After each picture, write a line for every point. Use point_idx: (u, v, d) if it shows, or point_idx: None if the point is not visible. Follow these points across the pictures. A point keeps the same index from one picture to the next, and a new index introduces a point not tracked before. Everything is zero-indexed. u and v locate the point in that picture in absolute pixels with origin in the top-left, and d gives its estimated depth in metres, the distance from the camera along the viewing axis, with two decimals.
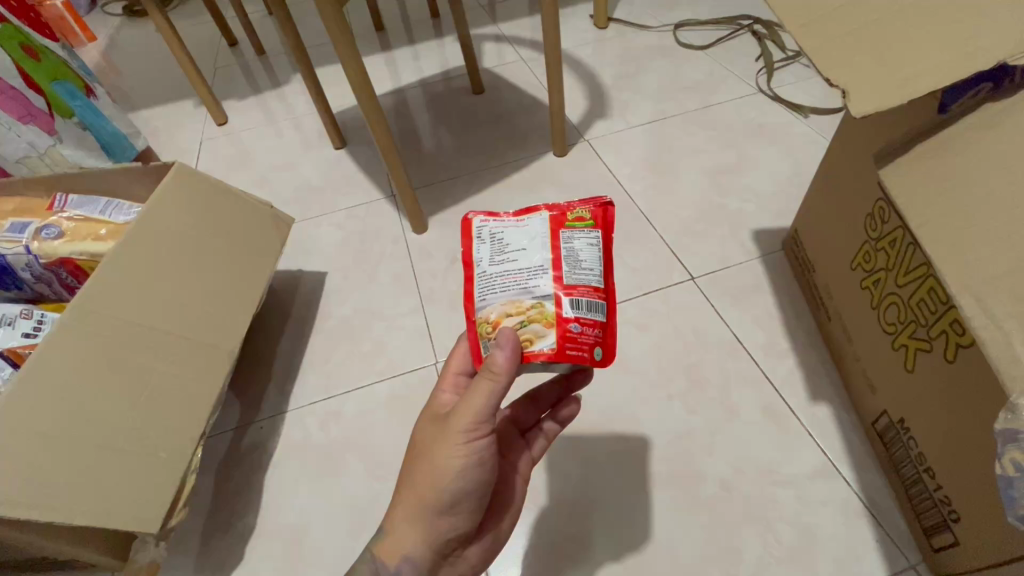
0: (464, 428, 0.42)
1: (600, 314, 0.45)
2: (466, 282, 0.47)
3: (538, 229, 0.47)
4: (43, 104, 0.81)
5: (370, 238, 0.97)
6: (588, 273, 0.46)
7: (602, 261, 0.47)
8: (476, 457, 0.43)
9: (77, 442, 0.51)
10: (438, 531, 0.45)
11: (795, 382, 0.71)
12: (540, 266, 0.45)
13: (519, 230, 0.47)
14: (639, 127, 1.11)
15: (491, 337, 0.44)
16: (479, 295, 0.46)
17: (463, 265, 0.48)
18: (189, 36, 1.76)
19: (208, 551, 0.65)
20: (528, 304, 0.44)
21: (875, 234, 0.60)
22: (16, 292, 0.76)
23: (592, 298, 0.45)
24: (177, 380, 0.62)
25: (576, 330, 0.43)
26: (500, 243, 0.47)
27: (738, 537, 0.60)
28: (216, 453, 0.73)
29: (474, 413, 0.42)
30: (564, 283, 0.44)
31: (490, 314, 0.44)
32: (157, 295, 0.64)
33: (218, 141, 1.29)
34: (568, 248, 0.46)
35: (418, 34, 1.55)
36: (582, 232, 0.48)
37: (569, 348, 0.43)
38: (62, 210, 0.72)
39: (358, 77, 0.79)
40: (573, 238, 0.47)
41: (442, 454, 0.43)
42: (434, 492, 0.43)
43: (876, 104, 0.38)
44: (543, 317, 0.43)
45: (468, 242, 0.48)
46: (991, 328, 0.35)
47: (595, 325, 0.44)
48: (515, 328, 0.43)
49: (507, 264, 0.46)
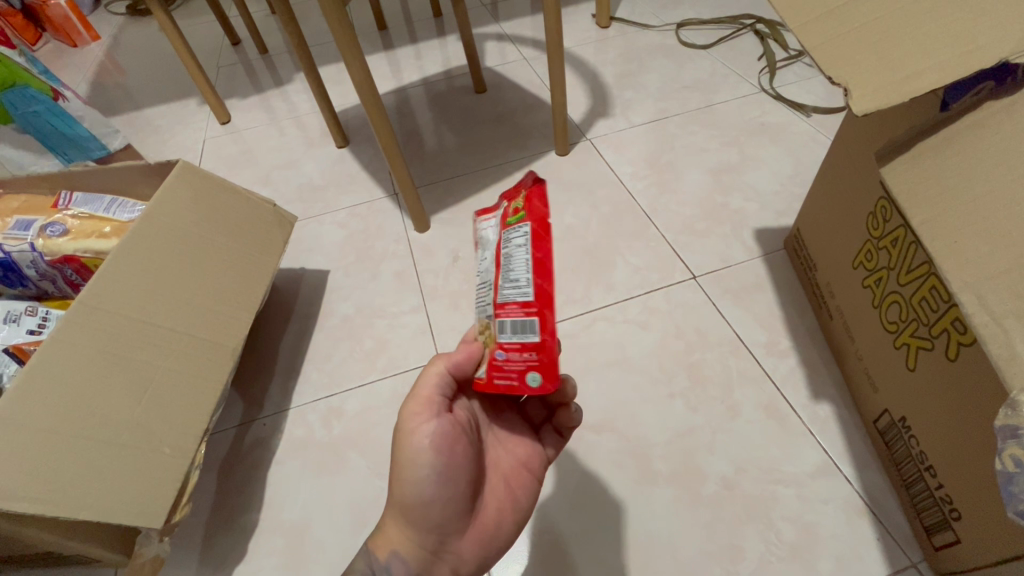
0: (411, 410, 0.46)
1: (529, 335, 0.42)
2: None
3: (494, 237, 0.50)
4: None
5: (372, 237, 0.97)
6: (515, 284, 0.44)
7: (530, 264, 0.43)
8: (429, 438, 0.44)
9: (81, 438, 0.52)
10: (415, 522, 0.45)
11: (796, 380, 0.71)
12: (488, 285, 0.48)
13: (486, 239, 0.51)
14: (641, 126, 1.11)
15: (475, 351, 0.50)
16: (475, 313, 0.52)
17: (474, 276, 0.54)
18: (192, 35, 1.76)
19: (211, 547, 0.65)
20: (485, 327, 0.48)
21: (876, 233, 0.60)
22: (21, 289, 0.76)
23: (517, 315, 0.43)
24: (180, 377, 0.62)
25: (503, 357, 0.43)
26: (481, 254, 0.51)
27: (738, 535, 0.60)
28: (219, 450, 0.74)
29: (419, 395, 0.46)
30: (496, 303, 0.45)
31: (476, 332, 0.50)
32: (153, 289, 0.63)
33: (221, 140, 1.29)
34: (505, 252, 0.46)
35: (421, 34, 1.55)
36: (516, 228, 0.46)
37: (499, 379, 0.43)
38: (66, 208, 0.73)
39: (360, 75, 0.80)
40: (510, 238, 0.46)
41: (400, 440, 0.45)
42: (397, 478, 0.45)
43: (877, 103, 0.38)
44: (488, 342, 0.46)
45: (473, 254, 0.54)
46: (993, 325, 0.35)
47: (524, 348, 0.42)
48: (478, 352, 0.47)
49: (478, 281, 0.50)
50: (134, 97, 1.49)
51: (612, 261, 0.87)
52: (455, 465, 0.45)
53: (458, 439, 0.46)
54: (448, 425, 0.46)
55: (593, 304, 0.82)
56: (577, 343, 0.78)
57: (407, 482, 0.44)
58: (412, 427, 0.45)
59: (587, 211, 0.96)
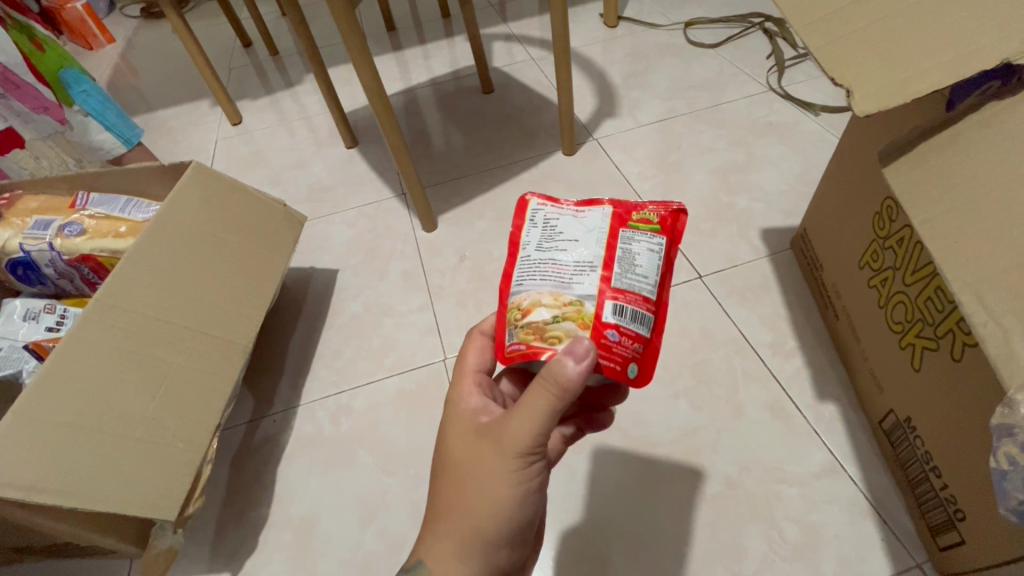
0: (524, 451, 0.39)
1: (643, 328, 0.44)
2: (509, 261, 0.47)
3: (596, 224, 0.46)
4: (52, 96, 0.93)
5: (381, 236, 0.99)
6: (640, 280, 0.44)
7: (660, 270, 0.46)
8: (533, 479, 0.41)
9: (100, 432, 0.54)
10: (494, 565, 0.42)
11: (801, 380, 0.71)
12: (589, 264, 0.44)
13: (577, 221, 0.46)
14: (648, 126, 1.11)
15: (520, 325, 0.43)
16: (518, 279, 0.45)
17: (509, 245, 0.48)
18: (205, 38, 1.79)
19: (223, 539, 0.67)
20: (567, 299, 0.43)
21: (882, 233, 0.60)
22: (40, 288, 0.78)
23: (640, 308, 0.44)
24: (194, 374, 0.63)
25: (612, 338, 0.42)
26: (552, 229, 0.47)
27: (742, 534, 0.61)
28: (230, 444, 0.75)
29: (529, 436, 0.39)
30: (610, 286, 0.43)
31: (522, 300, 0.44)
32: (181, 294, 0.66)
33: (233, 140, 1.31)
34: (624, 249, 0.45)
35: (429, 34, 1.56)
36: (645, 236, 0.46)
37: (603, 360, 0.42)
38: (83, 208, 0.75)
39: (368, 78, 0.80)
40: (633, 239, 0.46)
41: (499, 485, 0.40)
42: (486, 527, 0.41)
43: (879, 103, 0.39)
44: (579, 317, 0.42)
45: (520, 222, 0.48)
46: (990, 324, 0.35)
47: (635, 338, 0.43)
48: (544, 322, 0.42)
49: (551, 255, 0.45)
50: (148, 99, 1.51)
51: None
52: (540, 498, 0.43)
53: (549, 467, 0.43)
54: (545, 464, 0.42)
55: None
56: None
57: (501, 531, 0.41)
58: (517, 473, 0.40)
59: None
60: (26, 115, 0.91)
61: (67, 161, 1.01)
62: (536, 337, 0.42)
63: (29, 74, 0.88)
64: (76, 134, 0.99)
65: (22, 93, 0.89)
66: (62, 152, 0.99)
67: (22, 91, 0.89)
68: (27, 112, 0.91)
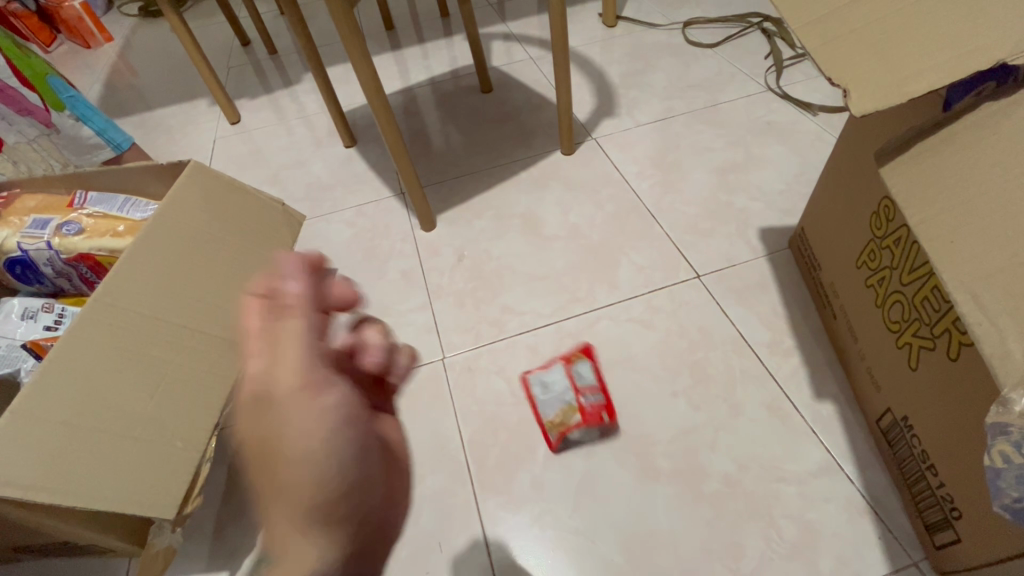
0: (301, 387, 0.43)
1: (599, 385, 0.71)
2: (542, 434, 0.70)
3: (558, 372, 0.73)
4: (38, 100, 0.93)
5: (380, 235, 0.99)
6: (582, 371, 0.72)
7: (591, 366, 0.73)
8: (327, 417, 0.43)
9: (98, 430, 0.54)
10: (324, 516, 0.43)
11: (799, 379, 0.71)
12: (567, 398, 0.70)
13: (552, 377, 0.73)
14: (646, 126, 1.11)
15: (555, 428, 0.69)
16: (543, 415, 0.70)
17: (540, 431, 0.70)
18: (204, 36, 1.79)
19: (222, 537, 0.67)
20: (568, 412, 0.69)
21: (880, 233, 0.60)
22: (38, 287, 0.78)
23: (594, 372, 0.73)
24: (192, 373, 0.63)
25: (589, 395, 0.70)
26: (547, 388, 0.72)
27: (740, 532, 0.61)
28: (229, 443, 0.75)
29: (292, 376, 0.43)
30: (572, 362, 0.74)
31: (551, 419, 0.69)
32: (178, 294, 0.66)
33: (231, 140, 1.31)
34: (574, 368, 0.73)
35: (428, 33, 1.56)
36: (582, 362, 0.74)
37: (592, 413, 0.68)
38: (81, 207, 0.74)
39: (367, 78, 0.80)
40: (578, 367, 0.73)
41: (294, 436, 0.42)
42: (299, 489, 0.43)
43: (875, 103, 0.39)
44: (569, 395, 0.70)
45: (538, 423, 0.71)
46: (986, 324, 0.35)
47: (599, 386, 0.72)
48: (563, 420, 0.69)
49: (552, 398, 0.71)
50: (146, 98, 1.51)
51: (617, 261, 0.88)
52: (353, 433, 0.44)
53: (348, 401, 0.46)
54: (337, 397, 0.44)
55: (597, 303, 0.83)
56: (581, 341, 0.79)
57: (313, 486, 0.43)
58: (298, 418, 0.43)
59: (593, 211, 0.96)
60: (10, 118, 0.91)
61: (53, 163, 1.00)
62: (561, 423, 0.69)
63: (10, 76, 0.88)
64: (62, 137, 0.99)
65: (4, 97, 0.88)
66: (47, 154, 0.98)
67: (7, 96, 0.89)
68: (13, 114, 0.91)
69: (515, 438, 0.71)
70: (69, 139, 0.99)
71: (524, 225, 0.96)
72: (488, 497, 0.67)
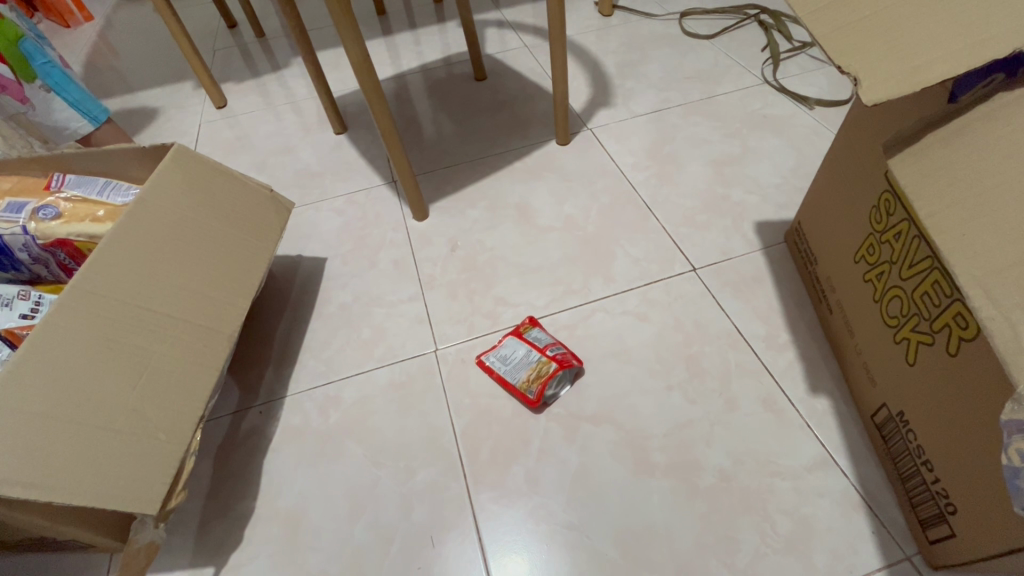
0: None
1: (559, 344, 0.74)
2: (519, 398, 0.71)
3: (514, 341, 0.75)
4: (10, 73, 0.91)
5: (370, 224, 0.97)
6: (539, 333, 0.76)
7: (542, 330, 0.77)
8: None
9: (77, 422, 0.51)
10: None
11: (795, 374, 0.71)
12: (531, 355, 0.73)
13: (511, 348, 0.75)
14: (642, 116, 1.10)
15: (534, 383, 0.70)
16: (515, 381, 0.71)
17: (518, 398, 0.71)
18: (189, 18, 1.74)
19: (207, 533, 0.65)
20: (539, 364, 0.71)
21: (880, 227, 0.59)
22: (14, 274, 0.75)
23: (550, 335, 0.76)
24: (176, 364, 0.61)
25: (555, 348, 0.73)
26: (508, 359, 0.74)
27: (736, 527, 0.61)
28: (215, 436, 0.73)
29: None
30: (530, 331, 0.76)
31: (526, 382, 0.71)
32: (162, 282, 0.63)
33: (217, 124, 1.27)
34: (529, 333, 0.76)
35: (420, 18, 1.53)
36: (535, 328, 0.77)
37: (563, 359, 0.71)
38: (59, 190, 0.72)
39: (359, 62, 0.78)
40: (533, 332, 0.76)
41: None
42: None
43: (887, 92, 0.38)
44: (538, 353, 0.72)
45: (512, 392, 0.72)
46: (999, 319, 0.34)
47: (560, 343, 0.75)
48: (541, 375, 0.70)
49: (520, 363, 0.73)
50: (128, 80, 1.46)
51: (612, 253, 0.87)
52: None
53: None
54: None
55: (593, 295, 0.82)
56: (576, 334, 0.78)
57: None
58: None
59: (587, 202, 0.95)
60: None
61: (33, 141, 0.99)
62: (538, 375, 0.70)
63: None
64: (41, 112, 0.98)
65: None
66: (27, 132, 0.97)
67: None
68: None
69: (509, 432, 0.70)
70: (49, 112, 0.98)
71: (518, 215, 0.94)
72: (481, 491, 0.65)
